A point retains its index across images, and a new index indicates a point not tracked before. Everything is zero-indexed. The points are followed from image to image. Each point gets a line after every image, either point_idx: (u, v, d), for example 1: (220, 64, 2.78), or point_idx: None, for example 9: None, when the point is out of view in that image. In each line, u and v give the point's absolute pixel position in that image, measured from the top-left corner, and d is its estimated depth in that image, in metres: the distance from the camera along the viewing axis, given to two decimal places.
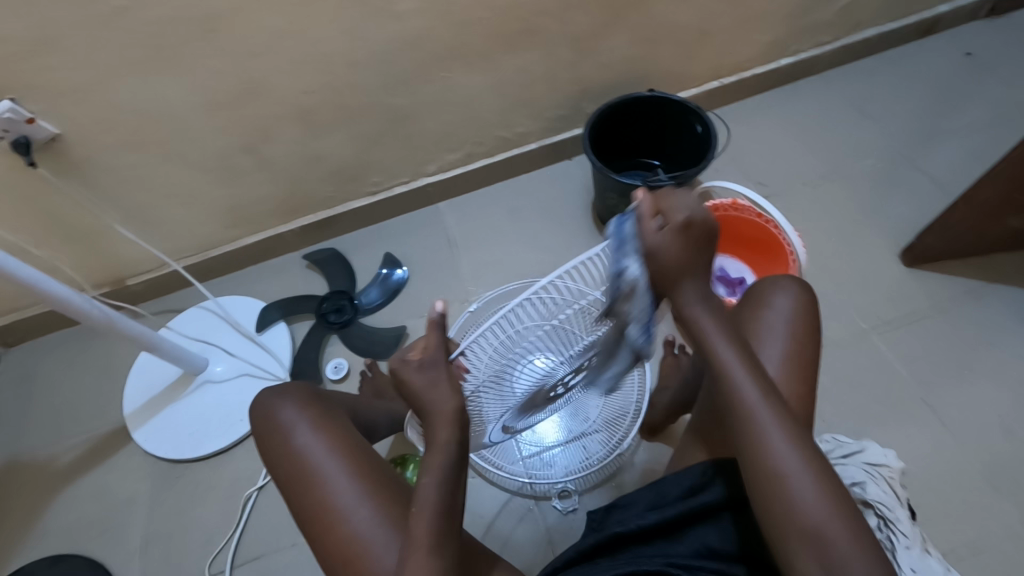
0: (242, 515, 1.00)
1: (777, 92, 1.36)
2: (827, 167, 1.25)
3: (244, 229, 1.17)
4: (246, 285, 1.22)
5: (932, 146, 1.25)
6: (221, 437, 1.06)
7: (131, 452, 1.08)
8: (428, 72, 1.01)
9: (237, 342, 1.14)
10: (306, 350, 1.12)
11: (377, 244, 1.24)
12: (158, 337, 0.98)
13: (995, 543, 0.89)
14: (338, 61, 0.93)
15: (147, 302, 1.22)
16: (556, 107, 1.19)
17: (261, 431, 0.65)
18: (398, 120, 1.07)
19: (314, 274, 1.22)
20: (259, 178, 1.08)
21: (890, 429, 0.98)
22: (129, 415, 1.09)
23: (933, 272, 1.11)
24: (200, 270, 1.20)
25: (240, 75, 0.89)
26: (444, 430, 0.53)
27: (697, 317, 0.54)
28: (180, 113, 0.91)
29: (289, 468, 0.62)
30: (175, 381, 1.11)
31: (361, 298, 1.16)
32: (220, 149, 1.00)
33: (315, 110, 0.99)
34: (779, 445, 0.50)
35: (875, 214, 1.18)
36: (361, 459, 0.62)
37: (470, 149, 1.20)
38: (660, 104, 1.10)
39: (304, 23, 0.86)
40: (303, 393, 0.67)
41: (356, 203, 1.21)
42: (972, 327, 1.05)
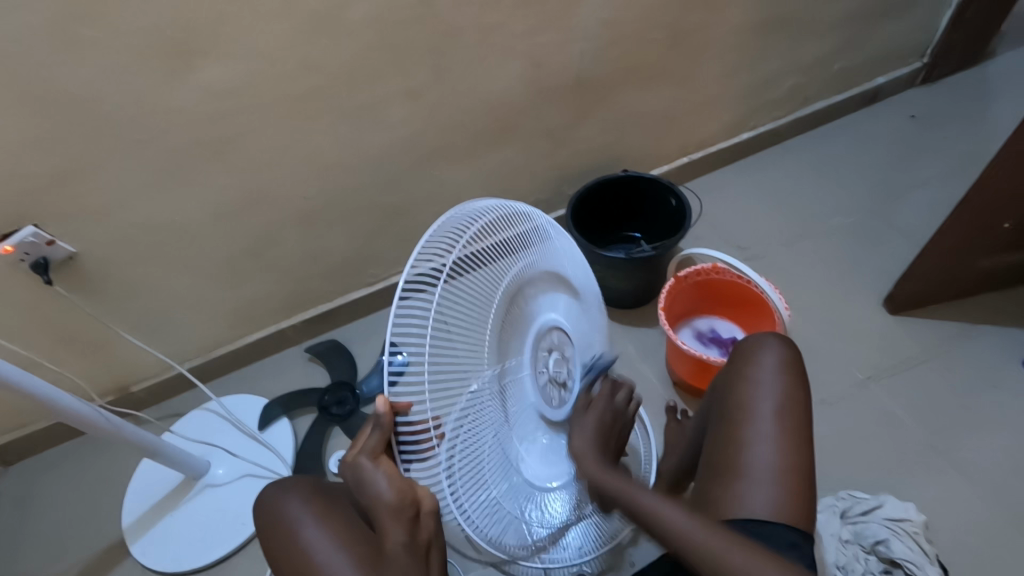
0: None
1: (743, 162, 1.47)
2: (800, 228, 1.32)
3: (246, 327, 1.21)
4: (249, 381, 1.24)
5: (894, 200, 1.34)
6: (223, 543, 1.03)
7: (128, 570, 1.04)
8: (414, 173, 1.10)
9: (240, 442, 1.14)
10: (308, 444, 1.11)
11: (377, 333, 1.28)
12: (158, 442, 0.98)
13: None
14: (336, 167, 1.02)
15: (150, 408, 1.22)
16: (542, 192, 1.27)
17: (267, 528, 0.65)
18: (391, 215, 1.15)
19: (316, 366, 1.24)
20: (261, 279, 1.13)
21: (903, 480, 0.96)
22: (127, 529, 1.06)
23: (921, 317, 1.14)
24: (204, 371, 1.22)
25: (247, 187, 0.97)
26: (399, 530, 0.56)
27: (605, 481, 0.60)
28: (189, 225, 0.98)
29: (299, 560, 0.61)
30: (176, 487, 1.09)
31: (363, 387, 1.17)
32: (226, 254, 1.06)
33: (317, 210, 1.07)
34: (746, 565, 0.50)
35: (852, 267, 1.24)
36: (369, 548, 0.61)
37: None
38: (635, 182, 1.19)
39: (290, 138, 0.94)
40: (309, 485, 0.68)
41: (356, 294, 1.26)
42: (969, 370, 1.07)
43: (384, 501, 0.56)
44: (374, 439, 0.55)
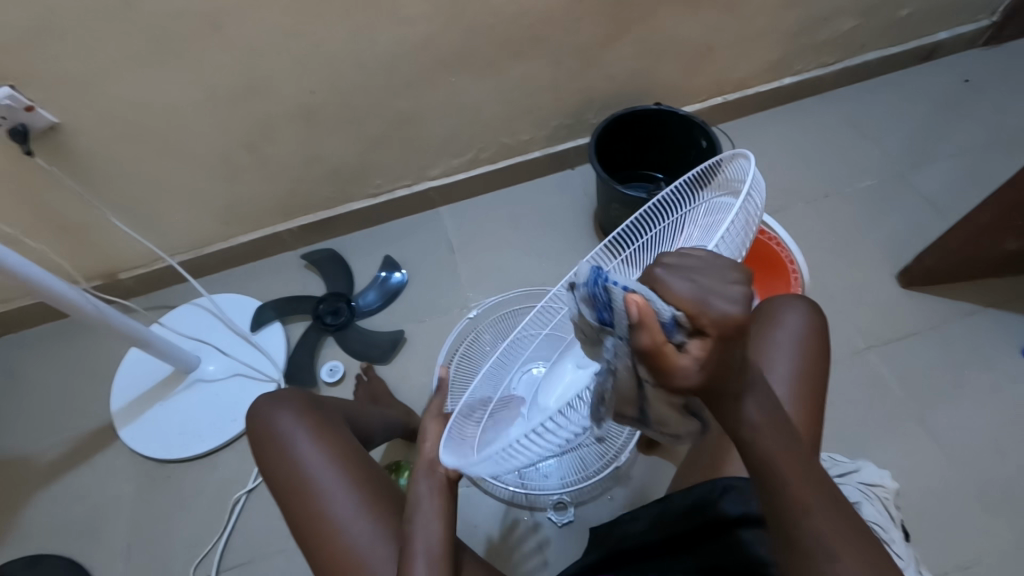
0: (231, 517, 0.98)
1: (779, 110, 1.37)
2: (826, 187, 1.26)
3: (240, 226, 1.16)
4: (242, 282, 1.20)
5: (928, 169, 1.27)
6: (211, 437, 1.04)
7: (116, 451, 1.05)
8: (431, 78, 1.00)
9: (230, 341, 1.12)
10: (300, 351, 1.10)
11: (376, 247, 1.23)
12: (147, 332, 0.96)
13: (990, 565, 0.89)
14: (347, 60, 0.92)
15: (139, 297, 1.20)
16: (564, 117, 1.19)
17: (260, 440, 0.68)
18: (401, 122, 1.06)
19: (311, 274, 1.21)
20: (258, 177, 1.06)
21: (882, 448, 0.99)
22: (116, 413, 1.07)
23: (932, 293, 1.12)
24: (195, 266, 1.18)
25: (247, 71, 0.88)
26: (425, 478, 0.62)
27: (742, 411, 0.43)
28: (184, 107, 0.90)
29: (289, 472, 0.64)
30: (166, 378, 1.09)
31: (359, 300, 1.15)
32: (222, 145, 0.98)
33: (321, 108, 0.98)
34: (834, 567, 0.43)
35: (873, 234, 1.20)
36: (360, 468, 0.65)
37: (474, 155, 1.20)
38: (664, 117, 1.10)
39: (297, 19, 0.84)
40: (302, 402, 0.70)
41: (358, 204, 1.20)
42: (968, 350, 1.06)
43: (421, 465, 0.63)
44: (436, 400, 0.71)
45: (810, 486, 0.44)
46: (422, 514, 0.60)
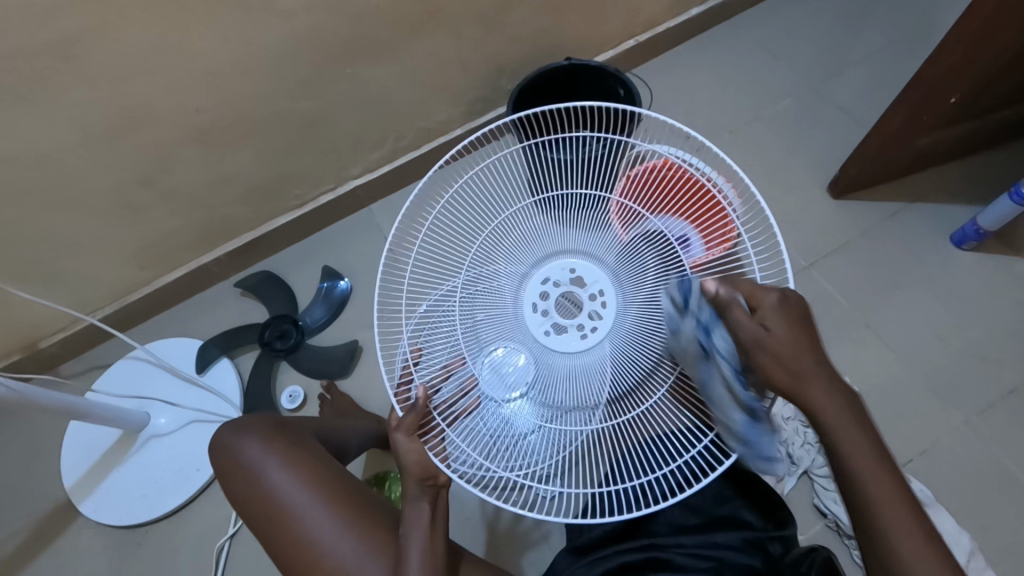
0: (218, 566, 0.95)
1: (692, 43, 1.36)
2: (748, 114, 1.27)
3: (160, 266, 1.09)
4: (178, 325, 1.14)
5: (840, 78, 1.29)
6: (178, 491, 1.00)
7: (81, 527, 1.00)
8: (326, 73, 0.94)
9: (177, 389, 1.06)
10: (254, 383, 1.05)
11: (313, 260, 1.18)
12: (81, 400, 0.89)
13: (947, 444, 0.96)
14: (228, 71, 0.84)
15: (68, 363, 1.12)
16: (477, 89, 1.14)
17: (229, 474, 0.64)
18: (306, 125, 1.00)
19: (250, 301, 1.15)
20: (164, 211, 0.99)
21: (836, 356, 1.03)
22: (70, 488, 1.00)
23: (861, 199, 1.15)
24: (121, 318, 1.11)
25: (119, 103, 0.80)
26: (414, 487, 0.58)
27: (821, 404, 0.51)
28: (58, 154, 0.82)
29: (259, 501, 0.61)
30: (116, 442, 1.02)
31: (305, 318, 1.10)
32: (114, 186, 0.90)
33: (213, 127, 0.91)
34: (888, 516, 0.48)
35: (797, 151, 1.22)
36: (337, 481, 0.62)
37: (393, 146, 1.14)
38: (578, 71, 1.07)
39: (159, 36, 0.75)
40: (268, 426, 0.66)
41: (282, 219, 1.14)
42: (901, 248, 1.11)
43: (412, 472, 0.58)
44: (408, 417, 0.60)
45: (875, 474, 0.50)
46: (417, 523, 0.57)
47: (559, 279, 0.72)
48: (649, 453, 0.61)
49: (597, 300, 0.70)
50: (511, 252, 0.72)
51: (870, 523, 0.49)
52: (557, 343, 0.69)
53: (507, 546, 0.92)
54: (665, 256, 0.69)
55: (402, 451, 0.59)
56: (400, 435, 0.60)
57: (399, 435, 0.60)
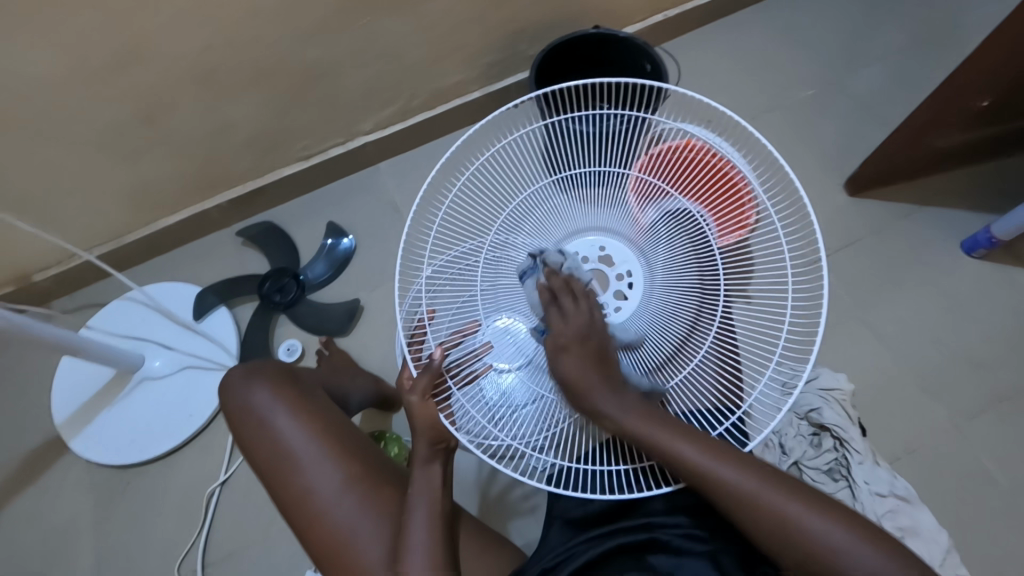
0: (207, 511, 0.96)
1: (721, 22, 1.32)
2: (770, 101, 1.24)
3: (160, 208, 1.06)
4: (176, 269, 1.12)
5: (867, 72, 1.26)
6: (170, 435, 0.99)
7: (70, 464, 1.00)
8: (345, 21, 0.90)
9: (172, 334, 1.05)
10: (251, 334, 1.04)
11: (317, 214, 1.16)
12: (75, 338, 0.87)
13: (934, 446, 0.97)
14: (244, 9, 0.80)
15: (61, 299, 1.10)
16: (498, 51, 1.10)
17: (236, 417, 0.64)
18: (320, 73, 0.96)
19: (250, 251, 1.13)
20: (167, 151, 0.96)
21: (836, 353, 1.04)
22: (59, 425, 1.00)
23: (876, 198, 1.14)
24: (117, 258, 1.08)
25: (128, 33, 0.77)
26: (424, 446, 0.59)
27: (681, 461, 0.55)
28: (63, 81, 0.79)
29: (265, 449, 0.61)
30: (108, 383, 1.01)
31: (306, 273, 1.08)
32: (118, 121, 0.87)
33: (225, 67, 0.88)
34: (790, 507, 0.53)
35: (816, 145, 1.20)
36: (344, 436, 0.63)
37: (407, 103, 1.11)
38: (605, 40, 1.03)
39: None
40: (277, 374, 0.66)
41: (288, 170, 1.11)
42: (910, 250, 1.10)
43: (423, 432, 0.59)
44: (424, 378, 0.59)
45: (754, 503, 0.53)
46: (424, 484, 0.59)
47: (587, 255, 0.70)
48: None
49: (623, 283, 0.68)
50: (535, 226, 0.70)
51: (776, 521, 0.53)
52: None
53: (495, 510, 0.93)
54: (693, 237, 0.67)
55: (413, 409, 0.59)
56: (413, 395, 0.59)
57: (415, 395, 0.59)
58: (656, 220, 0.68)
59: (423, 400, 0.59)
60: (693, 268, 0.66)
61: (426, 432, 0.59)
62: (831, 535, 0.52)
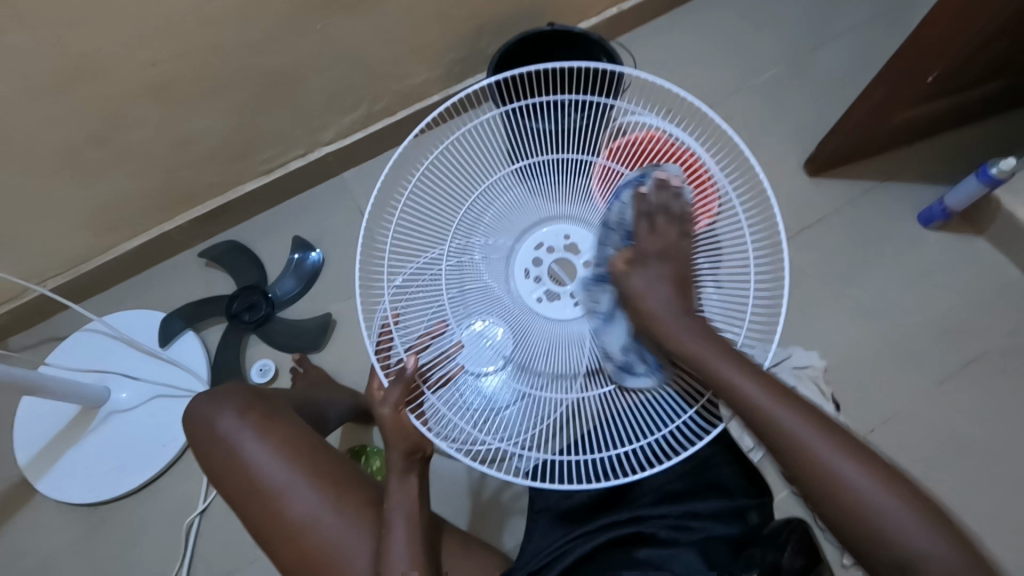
0: (188, 541, 0.93)
1: (676, 12, 1.33)
2: (729, 87, 1.26)
3: (117, 233, 1.02)
4: (138, 296, 1.08)
5: (820, 53, 1.29)
6: (144, 467, 0.96)
7: (40, 505, 0.96)
8: (296, 30, 0.88)
9: (139, 363, 1.01)
10: (223, 356, 1.02)
11: (282, 229, 1.13)
12: (34, 374, 0.84)
13: (907, 413, 1.00)
14: (188, 23, 0.78)
15: (18, 335, 1.05)
16: (457, 52, 1.09)
17: (203, 446, 0.62)
18: (275, 84, 0.94)
19: (215, 271, 1.10)
20: (117, 174, 0.93)
21: (808, 331, 1.06)
22: (25, 466, 0.96)
23: (836, 176, 1.17)
24: (75, 287, 1.04)
25: (67, 54, 0.74)
26: (399, 456, 0.59)
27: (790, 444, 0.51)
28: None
29: (235, 475, 0.60)
30: (74, 418, 0.98)
31: (275, 290, 1.06)
32: (64, 145, 0.84)
33: (174, 83, 0.85)
34: (836, 466, 0.49)
35: (776, 128, 1.22)
36: (317, 452, 0.61)
37: (368, 110, 1.09)
38: (562, 36, 1.04)
39: None
40: (240, 396, 0.64)
41: (249, 185, 1.09)
42: (871, 224, 1.13)
43: (397, 441, 0.59)
44: (395, 390, 0.59)
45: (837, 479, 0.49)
46: (401, 496, 0.58)
47: (553, 245, 0.73)
48: (630, 421, 0.62)
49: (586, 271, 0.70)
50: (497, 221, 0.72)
51: (825, 470, 0.50)
52: (551, 310, 0.70)
53: (485, 516, 0.93)
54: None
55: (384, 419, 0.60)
56: (385, 407, 0.59)
57: (387, 406, 0.59)
58: None
59: (395, 410, 0.59)
60: None
61: (400, 442, 0.59)
62: (876, 498, 0.48)
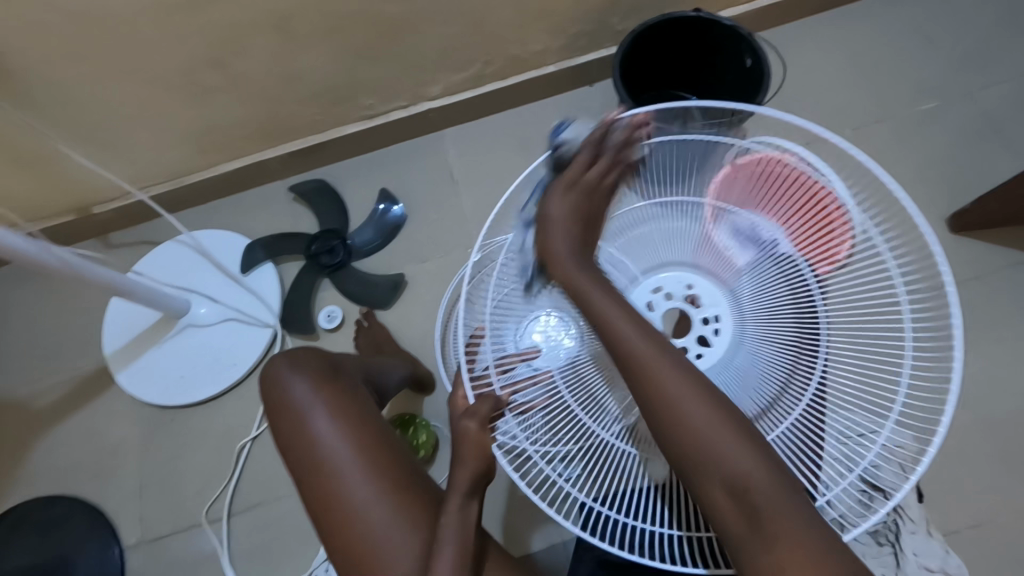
0: (237, 464, 0.98)
1: (838, 12, 1.16)
2: (880, 111, 1.10)
3: (219, 154, 1.04)
4: (227, 217, 1.11)
5: (1004, 88, 1.09)
6: (209, 383, 1.01)
7: (115, 395, 1.04)
8: None
9: (220, 284, 1.05)
10: (295, 293, 1.04)
11: (371, 177, 1.11)
12: (127, 280, 0.88)
13: (998, 523, 0.89)
14: None
15: (117, 232, 1.12)
16: (585, 23, 1.00)
17: (275, 410, 0.63)
18: (392, 31, 0.90)
19: (302, 208, 1.11)
20: (225, 99, 0.93)
21: None
22: (109, 356, 1.03)
23: (983, 239, 1.01)
24: (173, 199, 1.09)
25: None
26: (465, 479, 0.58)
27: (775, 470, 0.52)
28: (127, 18, 0.75)
29: (302, 452, 0.60)
30: (155, 324, 1.03)
31: (354, 238, 1.06)
32: (183, 62, 0.84)
33: (295, 17, 0.82)
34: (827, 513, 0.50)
35: (924, 168, 1.07)
36: (381, 450, 0.61)
37: (478, 72, 1.04)
38: (705, 25, 0.93)
39: None
40: (318, 370, 0.65)
41: (348, 129, 1.07)
42: (1012, 303, 0.98)
43: (470, 462, 0.58)
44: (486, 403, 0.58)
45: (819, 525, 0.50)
46: (455, 523, 0.56)
47: (673, 291, 0.66)
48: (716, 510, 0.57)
49: (709, 324, 0.63)
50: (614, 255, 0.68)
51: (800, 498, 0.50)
52: None
53: (517, 515, 0.92)
54: (793, 282, 0.60)
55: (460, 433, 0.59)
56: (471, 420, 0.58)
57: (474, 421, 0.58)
58: (751, 263, 0.62)
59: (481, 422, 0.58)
60: (789, 321, 0.60)
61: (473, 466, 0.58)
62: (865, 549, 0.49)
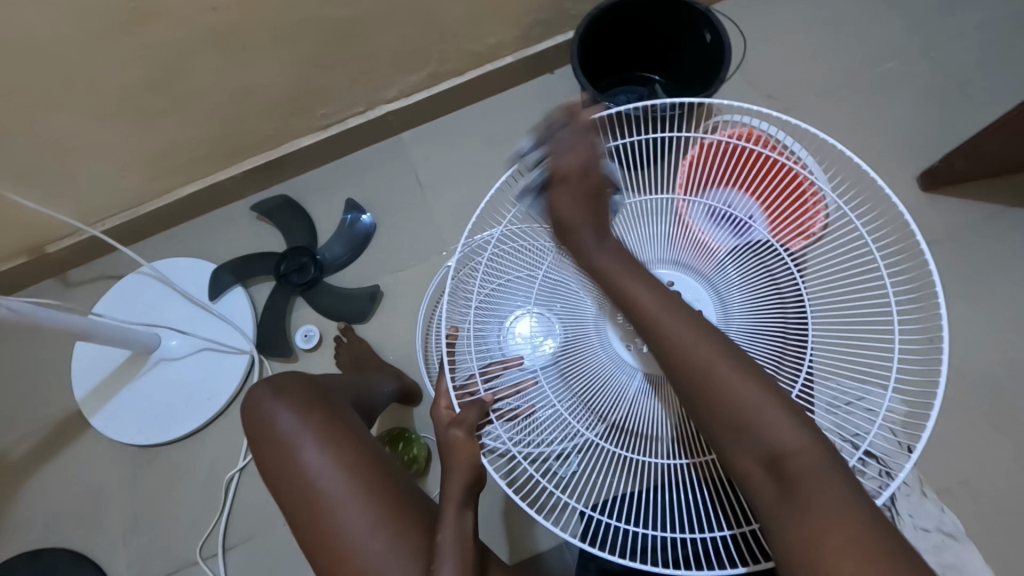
0: (227, 496, 0.96)
1: None
2: (844, 74, 1.09)
3: (174, 179, 1.00)
4: (190, 243, 1.07)
5: (964, 41, 1.09)
6: (189, 416, 0.98)
7: (94, 438, 1.01)
8: None
9: (190, 314, 1.02)
10: (268, 316, 1.00)
11: (336, 188, 1.08)
12: (89, 322, 0.84)
13: (989, 476, 0.91)
14: None
15: (77, 270, 1.07)
16: (540, 10, 0.97)
17: (262, 437, 0.61)
18: (342, 36, 0.86)
19: (267, 226, 1.07)
20: (173, 121, 0.88)
21: None
22: (81, 400, 0.99)
23: (954, 196, 1.01)
24: (131, 230, 1.04)
25: None
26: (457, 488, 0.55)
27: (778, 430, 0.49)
28: (57, 46, 0.71)
29: (291, 481, 0.58)
30: (127, 361, 1.00)
31: (324, 253, 1.02)
32: (124, 87, 0.80)
33: (238, 30, 0.78)
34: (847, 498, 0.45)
35: (892, 129, 1.06)
36: (372, 472, 0.59)
37: (436, 69, 1.00)
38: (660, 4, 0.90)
39: None
40: (304, 395, 0.63)
41: (306, 141, 1.04)
42: (987, 257, 0.99)
43: (461, 471, 0.56)
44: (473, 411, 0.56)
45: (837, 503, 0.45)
46: (452, 539, 0.54)
47: None
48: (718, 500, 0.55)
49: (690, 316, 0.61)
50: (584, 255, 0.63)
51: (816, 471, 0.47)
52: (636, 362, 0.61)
53: (516, 517, 0.92)
54: (772, 268, 0.58)
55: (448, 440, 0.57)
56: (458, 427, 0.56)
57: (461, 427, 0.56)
58: (728, 254, 0.60)
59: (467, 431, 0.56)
60: (772, 311, 0.57)
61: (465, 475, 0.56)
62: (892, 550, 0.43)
